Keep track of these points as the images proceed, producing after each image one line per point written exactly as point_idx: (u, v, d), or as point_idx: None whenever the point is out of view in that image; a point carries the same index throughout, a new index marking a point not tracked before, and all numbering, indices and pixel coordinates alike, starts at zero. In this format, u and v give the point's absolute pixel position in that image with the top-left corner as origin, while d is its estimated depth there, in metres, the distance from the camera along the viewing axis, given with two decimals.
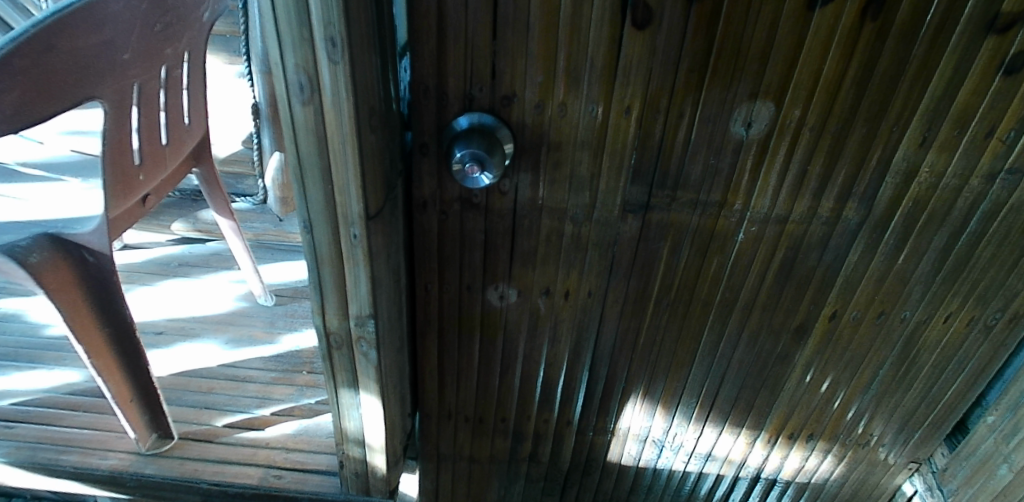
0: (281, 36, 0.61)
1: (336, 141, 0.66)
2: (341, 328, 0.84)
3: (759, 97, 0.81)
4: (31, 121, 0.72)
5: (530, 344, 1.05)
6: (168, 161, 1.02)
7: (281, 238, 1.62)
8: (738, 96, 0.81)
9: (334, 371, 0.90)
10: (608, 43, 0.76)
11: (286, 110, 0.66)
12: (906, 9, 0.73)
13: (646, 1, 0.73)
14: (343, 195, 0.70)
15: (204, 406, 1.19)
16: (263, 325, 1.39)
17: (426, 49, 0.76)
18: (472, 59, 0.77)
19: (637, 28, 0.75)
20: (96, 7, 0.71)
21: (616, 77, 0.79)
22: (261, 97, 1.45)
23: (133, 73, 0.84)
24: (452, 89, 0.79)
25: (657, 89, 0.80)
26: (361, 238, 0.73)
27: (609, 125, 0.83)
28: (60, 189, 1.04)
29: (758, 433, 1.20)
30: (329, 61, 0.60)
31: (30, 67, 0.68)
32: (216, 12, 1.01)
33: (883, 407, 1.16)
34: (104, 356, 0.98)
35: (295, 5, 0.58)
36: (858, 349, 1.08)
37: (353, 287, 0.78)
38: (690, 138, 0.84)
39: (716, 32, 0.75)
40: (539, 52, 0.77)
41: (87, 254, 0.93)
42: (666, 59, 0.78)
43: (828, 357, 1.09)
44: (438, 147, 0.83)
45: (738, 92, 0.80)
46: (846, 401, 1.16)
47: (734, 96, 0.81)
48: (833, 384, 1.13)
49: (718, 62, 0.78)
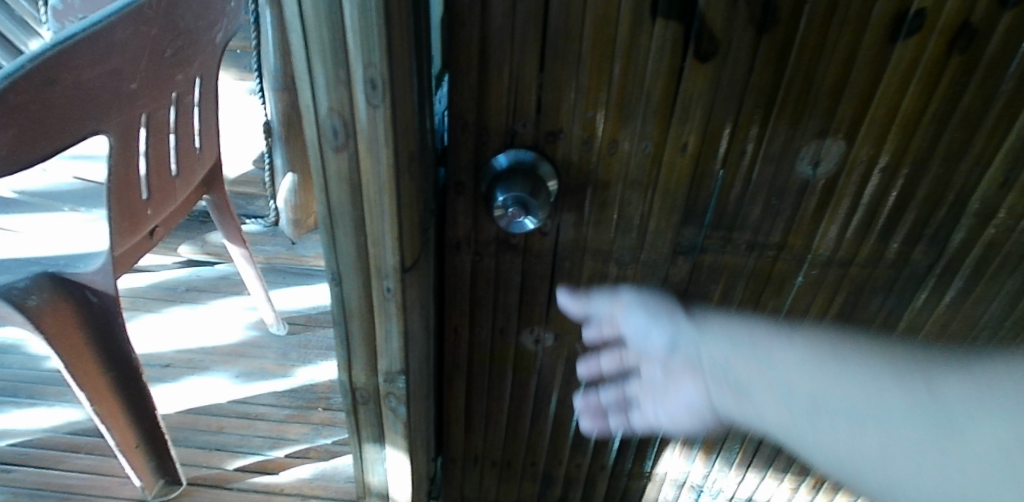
0: (312, 76, 0.53)
1: (371, 191, 0.58)
2: (368, 384, 0.76)
3: (830, 134, 0.74)
4: (31, 161, 0.65)
5: (565, 387, 0.98)
6: (177, 192, 0.95)
7: (293, 261, 1.55)
8: (806, 133, 0.73)
9: (358, 425, 0.82)
10: (666, 76, 0.69)
11: (315, 157, 0.58)
12: (998, 40, 0.66)
13: (712, 31, 0.66)
14: (377, 248, 0.63)
15: (214, 448, 1.13)
16: (276, 357, 1.32)
17: (467, 82, 0.69)
18: (518, 92, 0.70)
19: (699, 60, 0.68)
20: (101, 36, 0.64)
21: (675, 111, 0.71)
22: (273, 115, 1.39)
23: (141, 103, 0.77)
24: (494, 124, 0.72)
25: (719, 123, 0.73)
26: (395, 292, 0.66)
27: (665, 162, 0.76)
28: (61, 219, 0.97)
29: (803, 478, 1.13)
30: (367, 105, 0.53)
31: (29, 106, 0.61)
32: (229, 33, 0.94)
33: None
34: (108, 401, 0.91)
35: (330, 42, 0.50)
36: None
37: (383, 343, 0.71)
38: (752, 176, 0.77)
39: (787, 64, 0.68)
40: (592, 85, 0.69)
41: (90, 294, 0.86)
42: (730, 93, 0.70)
43: None
44: (476, 185, 0.76)
45: (807, 130, 0.73)
46: None
47: (802, 133, 0.73)
48: None
49: (788, 96, 0.70)
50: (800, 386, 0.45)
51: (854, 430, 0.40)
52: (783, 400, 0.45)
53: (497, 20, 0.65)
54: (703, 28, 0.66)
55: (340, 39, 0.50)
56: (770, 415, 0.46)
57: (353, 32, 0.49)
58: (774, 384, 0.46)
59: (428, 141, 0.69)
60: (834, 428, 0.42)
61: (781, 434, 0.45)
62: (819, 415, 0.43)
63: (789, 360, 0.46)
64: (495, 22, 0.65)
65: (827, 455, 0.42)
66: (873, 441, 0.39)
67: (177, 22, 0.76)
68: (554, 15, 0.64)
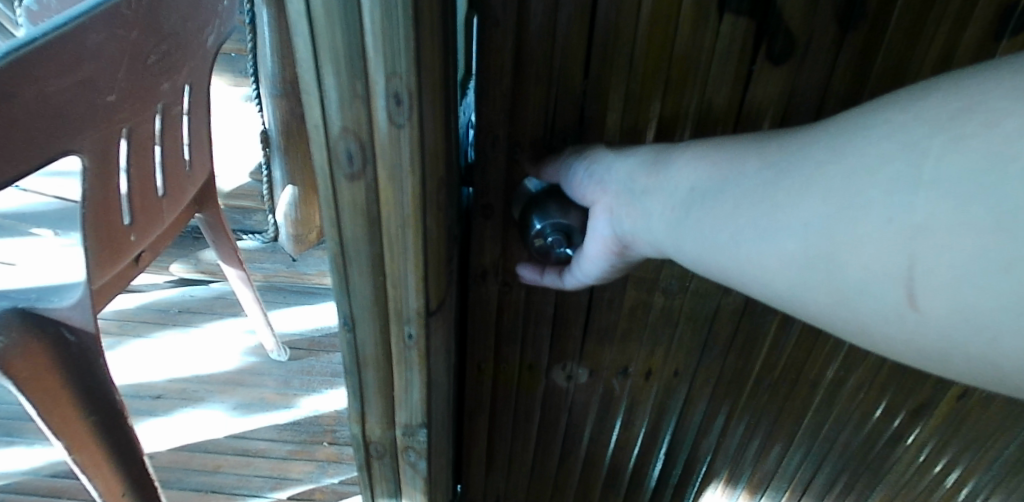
0: (322, 91, 0.43)
1: (392, 225, 0.49)
2: (384, 437, 0.67)
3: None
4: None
5: (598, 427, 0.89)
6: (164, 214, 0.85)
7: (294, 279, 1.45)
8: None
9: (372, 480, 0.73)
10: (732, 83, 0.59)
11: (326, 188, 0.48)
12: None
13: (788, 28, 0.56)
14: (397, 290, 0.53)
15: (210, 490, 1.05)
16: (277, 385, 1.23)
17: (499, 92, 0.58)
18: (558, 103, 0.60)
19: (772, 63, 0.58)
20: (67, 40, 0.54)
21: (742, 122, 0.62)
22: (271, 124, 1.29)
23: (122, 116, 0.67)
24: (528, 140, 0.62)
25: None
26: (418, 338, 0.56)
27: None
28: (35, 247, 0.87)
29: None
30: (390, 124, 0.44)
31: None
32: (222, 34, 0.83)
33: (1000, 486, 1.01)
34: (89, 448, 0.79)
35: (345, 47, 0.40)
36: (984, 428, 0.92)
37: (403, 394, 0.61)
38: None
39: (873, 68, 0.59)
40: (645, 94, 0.59)
41: (66, 331, 0.76)
42: (805, 101, 0.61)
43: (947, 436, 0.92)
44: (505, 206, 0.66)
45: None
46: (959, 481, 1.00)
47: None
48: (949, 463, 0.97)
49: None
50: (694, 185, 0.47)
51: (740, 227, 0.42)
52: (671, 198, 0.48)
53: (538, 20, 0.54)
54: (778, 27, 0.56)
55: (358, 43, 0.40)
56: (659, 222, 0.49)
57: (373, 36, 0.39)
58: (669, 187, 0.49)
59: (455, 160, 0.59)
60: (713, 224, 0.44)
61: (668, 239, 0.48)
62: (697, 207, 0.46)
63: (692, 168, 0.48)
64: (533, 21, 0.54)
65: (699, 255, 0.45)
66: (775, 252, 0.39)
67: (161, 24, 0.66)
68: (604, 13, 0.54)
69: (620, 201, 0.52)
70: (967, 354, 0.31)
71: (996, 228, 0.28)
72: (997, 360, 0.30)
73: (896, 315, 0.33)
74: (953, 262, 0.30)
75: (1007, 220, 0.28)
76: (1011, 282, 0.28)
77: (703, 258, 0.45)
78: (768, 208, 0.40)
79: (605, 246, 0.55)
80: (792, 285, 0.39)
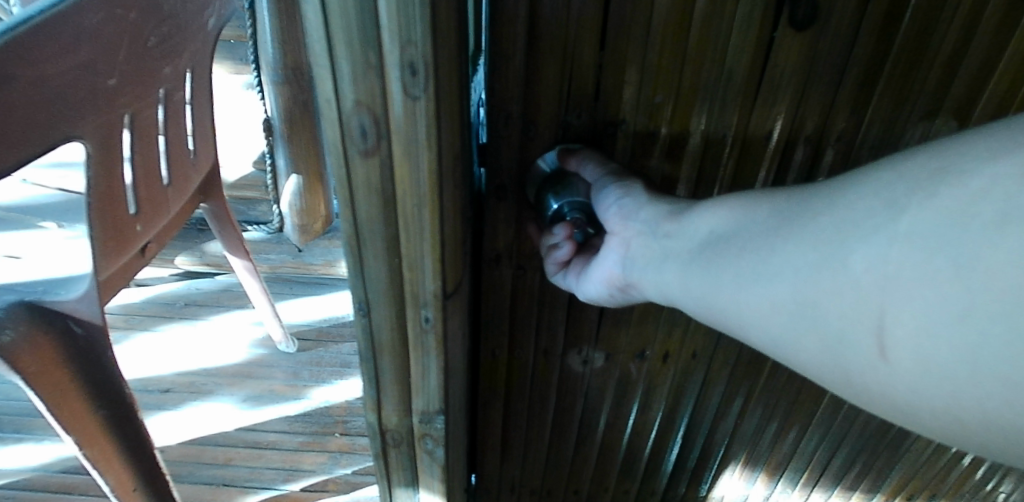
0: (335, 61, 0.41)
1: (407, 204, 0.47)
2: (401, 425, 0.65)
3: (940, 113, 0.63)
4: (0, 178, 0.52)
5: (615, 412, 0.87)
6: (169, 204, 0.83)
7: (300, 270, 1.44)
8: (912, 113, 0.63)
9: (388, 469, 0.71)
10: (752, 51, 0.57)
11: (338, 167, 0.46)
12: None
13: None
14: (413, 273, 0.52)
15: (222, 483, 1.04)
16: (285, 376, 1.22)
17: (510, 68, 0.56)
18: (572, 78, 0.58)
19: (795, 28, 0.56)
20: (65, 20, 0.52)
21: (761, 95, 0.60)
22: (273, 111, 1.27)
23: (124, 102, 0.65)
24: (542, 116, 0.60)
25: (807, 110, 0.62)
26: (435, 322, 0.55)
27: (746, 153, 0.64)
28: (38, 239, 0.85)
29: (871, 495, 1.04)
30: (404, 95, 0.42)
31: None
32: (222, 18, 0.81)
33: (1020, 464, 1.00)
34: (100, 444, 0.77)
35: (358, 13, 0.38)
36: None
37: (420, 381, 0.60)
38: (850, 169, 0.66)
39: (896, 35, 0.57)
40: (663, 68, 0.57)
41: (73, 324, 0.74)
42: (827, 67, 0.59)
43: None
44: (518, 188, 0.64)
45: (914, 109, 0.62)
46: (978, 460, 0.99)
47: (907, 114, 0.63)
48: None
49: (894, 74, 0.60)
50: (714, 229, 0.45)
51: (747, 270, 0.39)
52: (692, 242, 0.46)
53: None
54: None
55: (372, 8, 0.38)
56: (669, 269, 0.47)
57: (388, 2, 0.38)
58: (690, 238, 0.47)
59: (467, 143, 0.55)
60: (721, 269, 0.41)
61: (682, 290, 0.45)
62: (710, 252, 0.43)
63: (710, 215, 0.46)
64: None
65: (703, 297, 0.42)
66: (772, 299, 0.36)
67: (161, 5, 0.64)
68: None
69: (639, 243, 0.50)
70: (933, 413, 0.27)
71: (955, 268, 0.26)
72: (979, 420, 0.25)
73: (871, 364, 0.30)
74: (915, 300, 0.27)
75: (967, 259, 0.25)
76: (973, 324, 0.25)
77: (706, 303, 0.42)
78: (768, 252, 0.38)
79: (610, 281, 0.55)
80: (784, 342, 0.36)
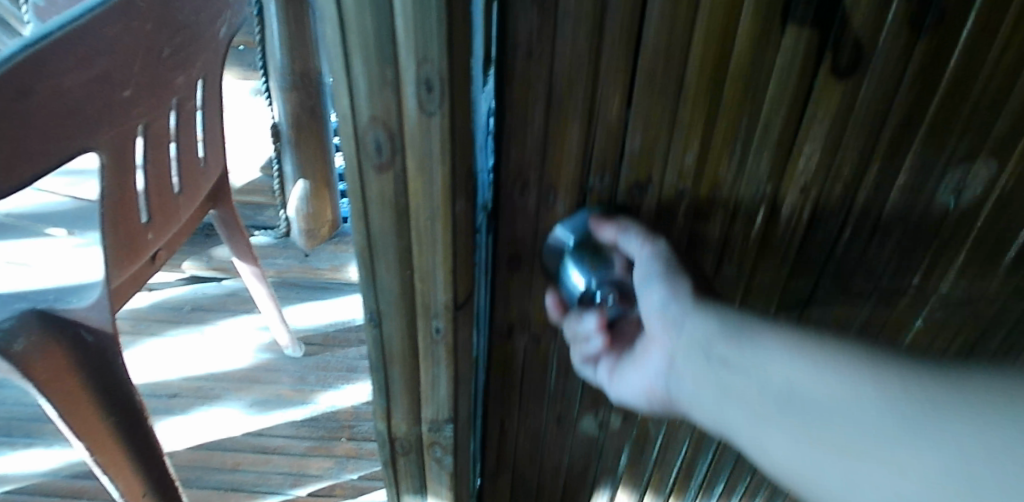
0: (352, 78, 0.41)
1: (420, 218, 0.47)
2: (410, 434, 0.66)
3: (979, 153, 0.49)
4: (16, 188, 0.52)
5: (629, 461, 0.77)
6: (179, 212, 0.83)
7: (306, 274, 1.44)
8: (950, 156, 0.48)
9: (397, 476, 0.72)
10: (789, 103, 0.45)
11: (354, 180, 0.47)
12: None
13: (857, 34, 0.41)
14: (425, 284, 0.52)
15: (230, 488, 1.05)
16: (292, 381, 1.23)
17: (524, 123, 0.46)
18: (597, 105, 0.45)
19: (834, 76, 0.44)
20: (83, 36, 0.52)
21: (798, 144, 0.47)
22: (280, 117, 1.28)
23: (137, 112, 0.65)
24: (563, 179, 0.50)
25: (852, 157, 0.48)
26: (446, 333, 0.55)
27: (776, 222, 0.53)
28: (50, 246, 0.86)
29: None
30: (419, 113, 0.42)
31: (4, 128, 0.49)
32: (233, 27, 0.82)
33: None
34: (110, 450, 0.78)
35: (375, 31, 0.39)
36: None
37: (430, 390, 0.60)
38: (878, 242, 0.54)
39: (939, 77, 0.44)
40: (700, 77, 0.44)
41: (84, 332, 0.75)
42: (866, 112, 0.46)
43: None
44: (539, 262, 0.56)
45: (953, 151, 0.48)
46: None
47: (946, 156, 0.48)
48: None
49: (938, 111, 0.46)
50: (791, 379, 0.38)
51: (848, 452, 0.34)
52: (765, 394, 0.39)
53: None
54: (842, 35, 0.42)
55: (388, 26, 0.39)
56: (740, 417, 0.40)
57: (404, 21, 0.38)
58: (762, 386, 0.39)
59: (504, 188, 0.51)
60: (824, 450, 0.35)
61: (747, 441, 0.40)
62: (799, 417, 0.37)
63: (782, 359, 0.39)
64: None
65: (794, 466, 0.36)
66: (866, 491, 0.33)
67: (175, 15, 0.65)
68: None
69: (701, 371, 0.43)
70: None
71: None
72: None
73: None
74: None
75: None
76: None
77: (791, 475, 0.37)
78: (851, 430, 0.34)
79: (651, 390, 0.51)
80: None
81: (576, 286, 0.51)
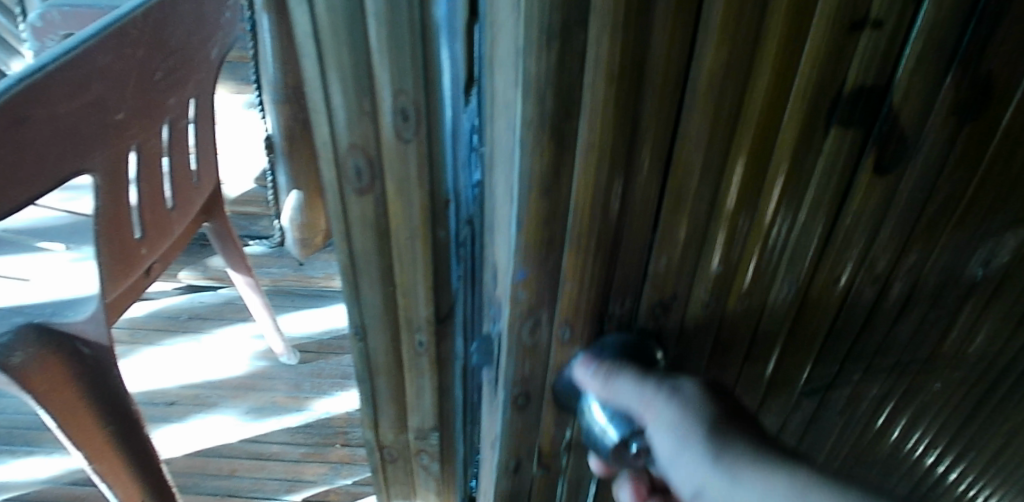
0: (332, 108, 0.44)
1: (401, 238, 0.50)
2: (397, 441, 0.68)
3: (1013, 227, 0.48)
4: (14, 209, 0.54)
5: None
6: (173, 226, 0.86)
7: (301, 283, 1.47)
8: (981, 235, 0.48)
9: (386, 483, 0.74)
10: (829, 195, 0.42)
11: (335, 202, 0.49)
12: None
13: (903, 132, 0.39)
14: (407, 300, 0.54)
15: (227, 494, 1.07)
16: (288, 388, 1.25)
17: (540, 256, 0.41)
18: (626, 211, 0.39)
19: (877, 173, 0.41)
20: (77, 65, 0.55)
21: (840, 239, 0.45)
22: (274, 130, 1.30)
23: (131, 133, 0.67)
24: (580, 311, 0.44)
25: (888, 241, 0.46)
26: (429, 346, 0.57)
27: (809, 314, 0.52)
28: (47, 261, 0.88)
29: None
30: (397, 140, 0.45)
31: (1, 156, 0.51)
32: (225, 47, 0.84)
33: None
34: (107, 458, 0.80)
35: (352, 66, 0.41)
36: None
37: (414, 400, 0.63)
38: (909, 309, 0.53)
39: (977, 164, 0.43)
40: (742, 170, 0.38)
41: (81, 345, 0.77)
42: (908, 204, 0.44)
43: None
44: (550, 395, 0.50)
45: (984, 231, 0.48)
46: None
47: (976, 236, 0.48)
48: None
49: (973, 190, 0.44)
50: None
51: None
52: None
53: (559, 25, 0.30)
54: (888, 134, 0.39)
55: (365, 60, 0.41)
56: None
57: (381, 56, 0.41)
58: None
59: (490, 245, 0.52)
60: None
61: None
62: None
63: None
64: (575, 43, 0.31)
65: None
66: None
67: (166, 40, 0.67)
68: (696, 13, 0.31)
69: None
70: None
71: None
72: None
73: None
74: None
75: None
76: None
77: None
78: None
79: None
80: None
81: (602, 430, 0.43)
